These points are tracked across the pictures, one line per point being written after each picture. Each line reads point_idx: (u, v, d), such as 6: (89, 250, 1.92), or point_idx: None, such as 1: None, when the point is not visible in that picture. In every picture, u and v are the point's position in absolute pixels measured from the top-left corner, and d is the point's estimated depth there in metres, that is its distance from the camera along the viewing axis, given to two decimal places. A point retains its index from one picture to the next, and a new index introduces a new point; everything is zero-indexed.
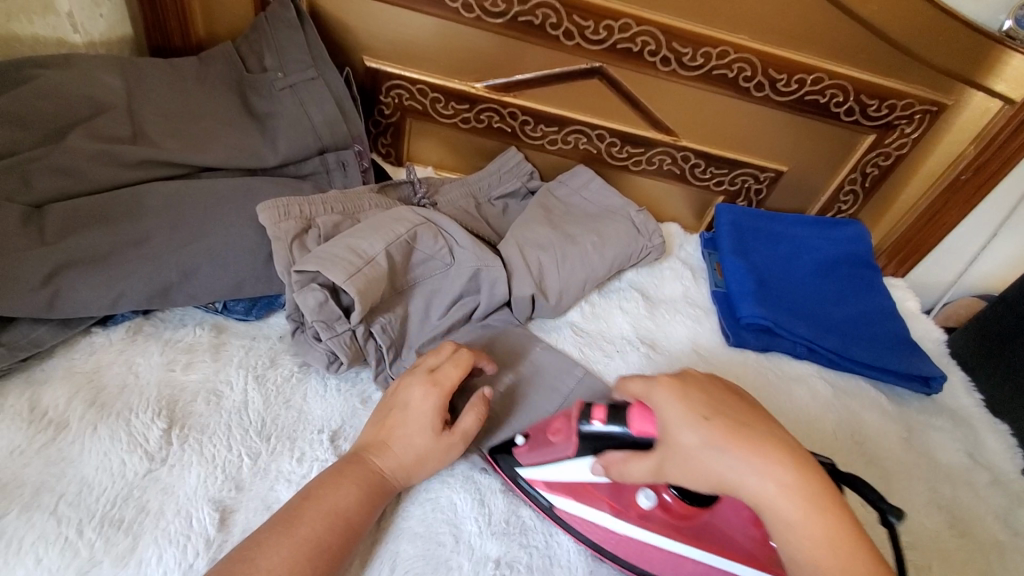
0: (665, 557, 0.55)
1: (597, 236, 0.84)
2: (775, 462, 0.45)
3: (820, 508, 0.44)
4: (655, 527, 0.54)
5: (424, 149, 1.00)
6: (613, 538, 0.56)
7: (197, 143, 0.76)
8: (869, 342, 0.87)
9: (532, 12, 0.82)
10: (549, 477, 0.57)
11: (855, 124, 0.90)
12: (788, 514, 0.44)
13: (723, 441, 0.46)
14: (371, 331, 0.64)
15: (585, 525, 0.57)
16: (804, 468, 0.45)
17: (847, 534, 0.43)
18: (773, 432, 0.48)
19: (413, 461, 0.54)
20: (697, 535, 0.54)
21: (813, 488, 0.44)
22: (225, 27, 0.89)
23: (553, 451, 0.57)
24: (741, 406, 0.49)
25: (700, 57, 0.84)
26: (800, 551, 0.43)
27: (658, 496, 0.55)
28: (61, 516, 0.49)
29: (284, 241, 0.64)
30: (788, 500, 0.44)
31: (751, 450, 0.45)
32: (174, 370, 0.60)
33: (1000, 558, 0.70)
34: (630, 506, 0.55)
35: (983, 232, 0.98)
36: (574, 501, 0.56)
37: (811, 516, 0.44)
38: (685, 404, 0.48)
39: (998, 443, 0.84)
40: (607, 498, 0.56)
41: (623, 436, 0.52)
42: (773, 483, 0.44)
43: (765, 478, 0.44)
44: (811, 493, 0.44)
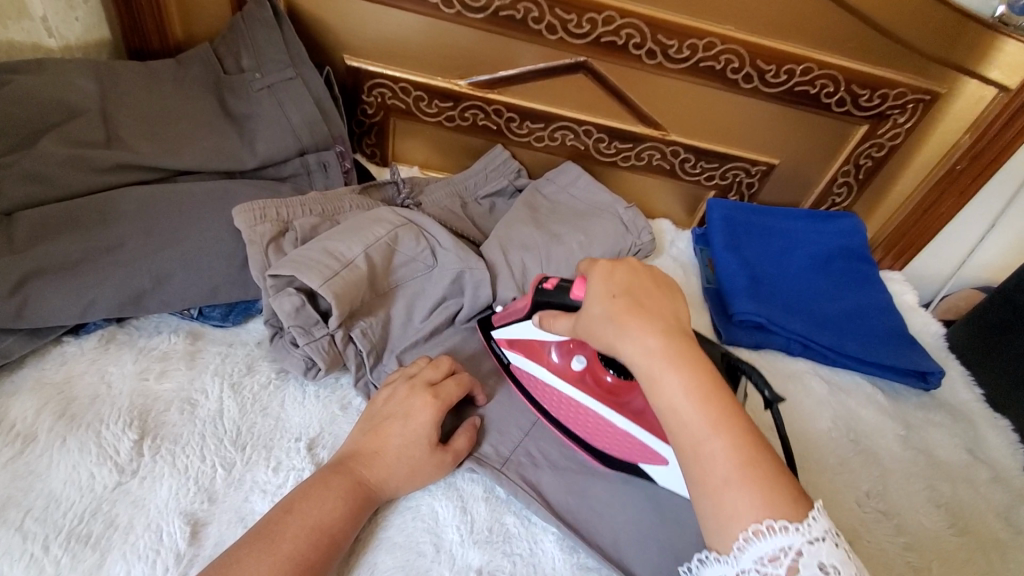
0: (592, 423, 0.61)
1: (584, 234, 0.82)
2: (651, 331, 0.47)
3: (691, 369, 0.46)
4: (585, 388, 0.62)
5: (409, 148, 0.99)
6: (548, 394, 0.64)
7: (173, 146, 0.74)
8: (864, 337, 0.85)
9: (513, 6, 0.80)
10: (512, 337, 0.65)
11: (846, 115, 0.88)
12: (658, 372, 0.46)
13: (618, 314, 0.49)
14: (351, 337, 0.62)
15: (528, 379, 0.65)
16: (685, 342, 0.47)
17: (713, 396, 0.45)
18: (671, 315, 0.50)
19: (406, 474, 0.54)
20: (625, 407, 0.61)
21: (681, 353, 0.46)
22: (204, 28, 0.87)
23: (513, 316, 0.64)
24: (657, 291, 0.51)
25: (687, 49, 0.82)
26: (661, 401, 0.46)
27: (593, 365, 0.63)
28: (27, 532, 0.47)
29: (260, 245, 0.63)
30: (653, 361, 0.46)
31: (638, 320, 0.48)
32: (147, 379, 0.58)
33: (1001, 557, 0.68)
34: (567, 367, 0.63)
35: (981, 222, 0.96)
36: (527, 358, 0.64)
37: (681, 380, 0.45)
38: (603, 283, 0.52)
39: (999, 438, 0.82)
40: (551, 358, 0.64)
41: (563, 300, 0.58)
42: (644, 346, 0.47)
43: (636, 341, 0.47)
44: (683, 360, 0.46)
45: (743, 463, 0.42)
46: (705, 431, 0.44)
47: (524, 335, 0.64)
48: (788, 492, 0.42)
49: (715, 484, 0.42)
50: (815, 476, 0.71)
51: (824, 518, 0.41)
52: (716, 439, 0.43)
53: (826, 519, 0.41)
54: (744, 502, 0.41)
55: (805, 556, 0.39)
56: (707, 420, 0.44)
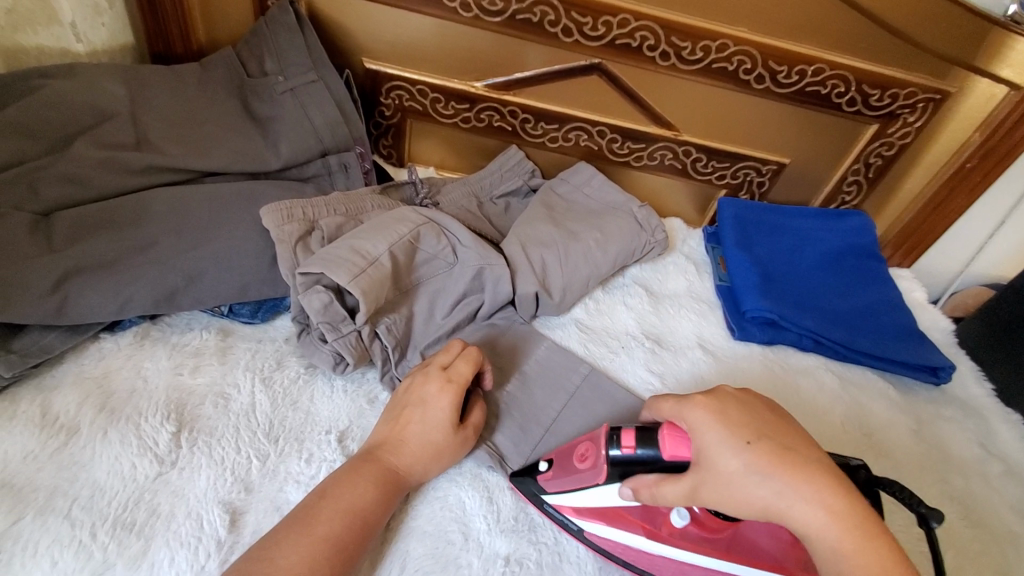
0: (705, 571, 0.54)
1: (599, 233, 0.83)
2: (821, 487, 0.45)
3: (867, 533, 0.44)
4: (693, 546, 0.53)
5: (425, 149, 1.00)
6: (649, 558, 0.54)
7: (200, 148, 0.76)
8: (876, 334, 0.87)
9: (531, 9, 0.82)
10: (578, 506, 0.55)
11: (857, 114, 0.89)
12: (841, 543, 0.43)
13: (766, 466, 0.45)
14: (376, 334, 0.64)
15: (617, 547, 0.55)
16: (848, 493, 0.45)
17: (892, 556, 0.44)
18: (813, 453, 0.47)
19: (427, 455, 0.55)
20: (737, 548, 0.53)
21: (855, 510, 0.44)
22: (226, 32, 0.89)
23: (576, 479, 0.54)
24: (777, 420, 0.49)
25: (700, 51, 0.84)
26: (846, 573, 0.43)
27: (695, 514, 0.53)
28: (74, 520, 0.49)
29: (288, 244, 0.65)
30: (833, 525, 0.44)
31: (801, 476, 0.45)
32: (181, 374, 0.60)
33: (1013, 547, 0.69)
34: (666, 526, 0.53)
35: (991, 220, 0.97)
36: (610, 526, 0.54)
37: (863, 544, 0.43)
38: (728, 427, 0.47)
39: (1010, 433, 0.83)
40: (641, 520, 0.54)
41: (657, 460, 0.50)
42: (821, 510, 0.44)
43: (812, 503, 0.44)
44: (864, 522, 0.44)
45: None
46: None
47: (607, 504, 0.53)
48: None
49: None
50: None
51: None
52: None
53: None
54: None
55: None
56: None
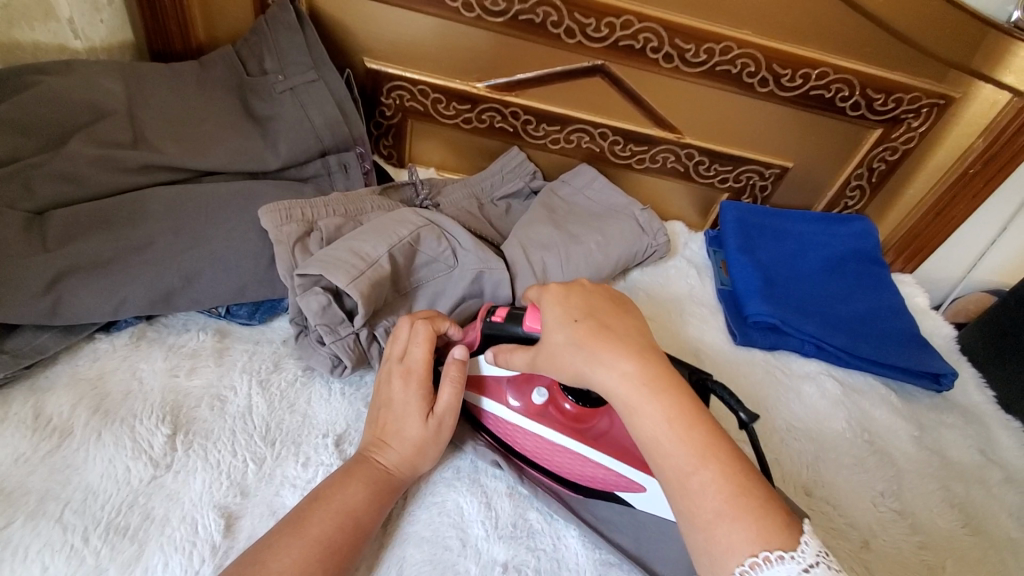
0: (556, 454, 0.58)
1: (600, 236, 0.83)
2: (624, 355, 0.48)
3: (665, 393, 0.46)
4: (547, 423, 0.58)
5: (426, 150, 1.00)
6: (513, 431, 0.60)
7: (198, 147, 0.75)
8: (878, 339, 0.86)
9: (533, 10, 0.81)
10: (464, 375, 0.62)
11: (861, 118, 0.89)
12: (637, 401, 0.46)
13: (584, 338, 0.49)
14: (377, 337, 0.63)
15: (492, 419, 0.61)
16: (657, 364, 0.48)
17: (692, 421, 0.45)
18: (636, 334, 0.51)
19: (414, 453, 0.54)
20: (591, 435, 0.57)
21: (656, 375, 0.47)
22: (226, 31, 0.88)
23: (463, 350, 0.63)
24: (615, 312, 0.53)
25: (704, 53, 0.83)
26: (642, 432, 0.45)
27: (555, 394, 0.59)
28: (66, 524, 0.48)
29: (287, 245, 0.64)
30: (632, 389, 0.46)
31: (610, 345, 0.48)
32: (177, 376, 0.60)
33: (1015, 555, 0.69)
34: (526, 402, 0.59)
35: (992, 226, 0.97)
36: (483, 396, 0.61)
37: (652, 401, 0.45)
38: (560, 307, 0.53)
39: (1011, 440, 0.83)
40: (510, 392, 0.60)
41: (515, 331, 0.57)
42: (618, 372, 0.47)
43: (609, 368, 0.47)
44: (658, 382, 0.46)
45: (731, 489, 0.42)
46: (690, 461, 0.43)
47: (480, 372, 0.61)
48: (776, 514, 0.41)
49: (706, 516, 0.41)
50: (830, 475, 0.72)
51: (817, 541, 0.40)
52: (704, 470, 0.43)
53: (819, 541, 0.40)
54: (739, 535, 0.40)
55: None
56: (692, 448, 0.43)
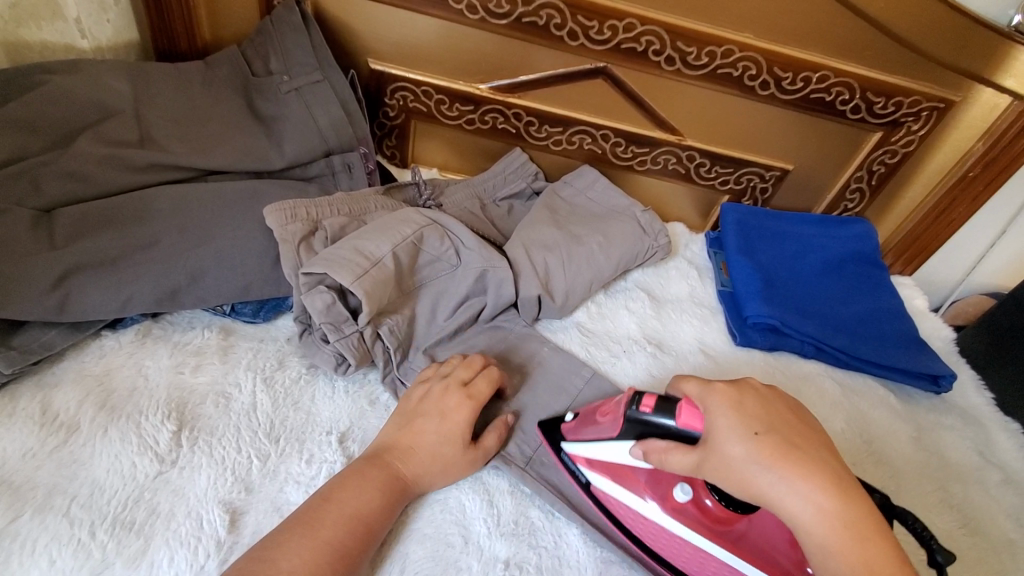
0: (698, 556, 0.54)
1: (602, 237, 0.83)
2: (821, 487, 0.44)
3: (868, 540, 0.43)
4: (690, 523, 0.53)
5: (429, 150, 1.00)
6: (646, 525, 0.56)
7: (204, 146, 0.76)
8: (877, 341, 0.87)
9: (536, 12, 0.82)
10: (590, 456, 0.58)
11: (861, 122, 0.89)
12: (829, 543, 0.43)
13: (768, 456, 0.45)
14: (379, 335, 0.64)
15: (621, 507, 0.57)
16: (853, 501, 0.44)
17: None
18: (826, 458, 0.46)
19: (421, 453, 0.55)
20: (735, 541, 0.53)
21: (857, 519, 0.43)
22: (231, 31, 0.89)
23: (596, 433, 0.57)
24: (799, 425, 0.48)
25: (705, 56, 0.84)
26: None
27: (697, 491, 0.54)
28: (73, 519, 0.49)
29: (292, 244, 0.65)
30: (827, 527, 0.43)
31: (801, 473, 0.44)
32: (182, 372, 0.60)
33: (1012, 556, 0.69)
34: (667, 499, 0.54)
35: (991, 230, 0.98)
36: (615, 483, 0.57)
37: (852, 543, 0.43)
38: (737, 416, 0.47)
39: (1009, 442, 0.83)
40: (645, 484, 0.55)
41: (667, 425, 0.51)
42: (810, 503, 0.44)
43: (807, 501, 0.44)
44: (859, 527, 0.43)
45: None
46: None
47: (610, 458, 0.56)
48: None
49: None
50: None
51: None
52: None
53: None
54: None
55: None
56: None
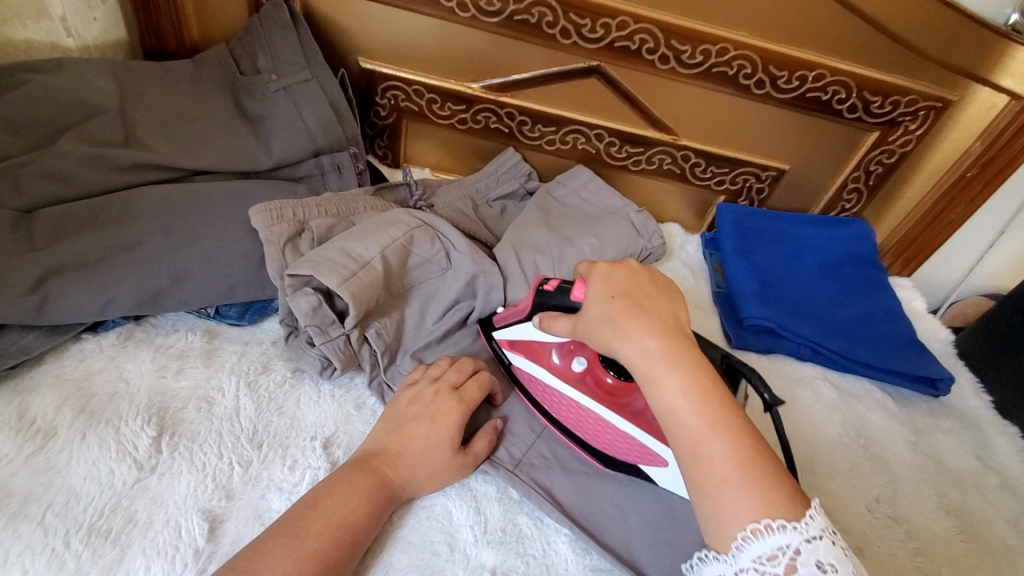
0: (590, 421, 0.62)
1: (595, 238, 0.82)
2: (651, 332, 0.48)
3: (687, 369, 0.47)
4: (583, 389, 0.62)
5: (421, 150, 0.99)
6: (551, 395, 0.64)
7: (190, 146, 0.75)
8: (874, 344, 0.86)
9: (529, 10, 0.81)
10: (512, 339, 0.66)
11: (858, 121, 0.88)
12: (659, 379, 0.47)
13: (618, 314, 0.50)
14: (368, 339, 0.63)
15: (531, 382, 0.65)
16: (684, 343, 0.48)
17: (712, 399, 0.46)
18: (667, 314, 0.51)
19: (406, 457, 0.54)
20: (628, 410, 0.61)
21: (681, 353, 0.47)
22: (220, 29, 0.88)
23: (517, 318, 0.65)
24: (656, 292, 0.53)
25: (700, 54, 0.83)
26: (661, 404, 0.47)
27: (594, 366, 0.63)
28: (47, 527, 0.48)
29: (278, 245, 0.64)
30: (654, 364, 0.47)
31: (640, 323, 0.49)
32: (164, 377, 0.59)
33: (1011, 563, 0.68)
34: (566, 367, 0.64)
35: (989, 231, 0.97)
36: (528, 359, 0.65)
37: (672, 374, 0.46)
38: (600, 285, 0.53)
39: (1008, 445, 0.82)
40: (554, 359, 0.64)
41: (562, 301, 0.58)
42: (644, 344, 0.47)
43: (637, 340, 0.48)
44: (680, 360, 0.47)
45: (740, 459, 0.43)
46: (703, 429, 0.45)
47: (526, 337, 0.65)
48: (785, 488, 0.43)
49: (715, 484, 0.43)
50: (825, 481, 0.71)
51: (820, 513, 0.42)
52: (715, 439, 0.44)
53: (822, 513, 0.42)
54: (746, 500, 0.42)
55: (802, 555, 0.40)
56: (706, 419, 0.45)
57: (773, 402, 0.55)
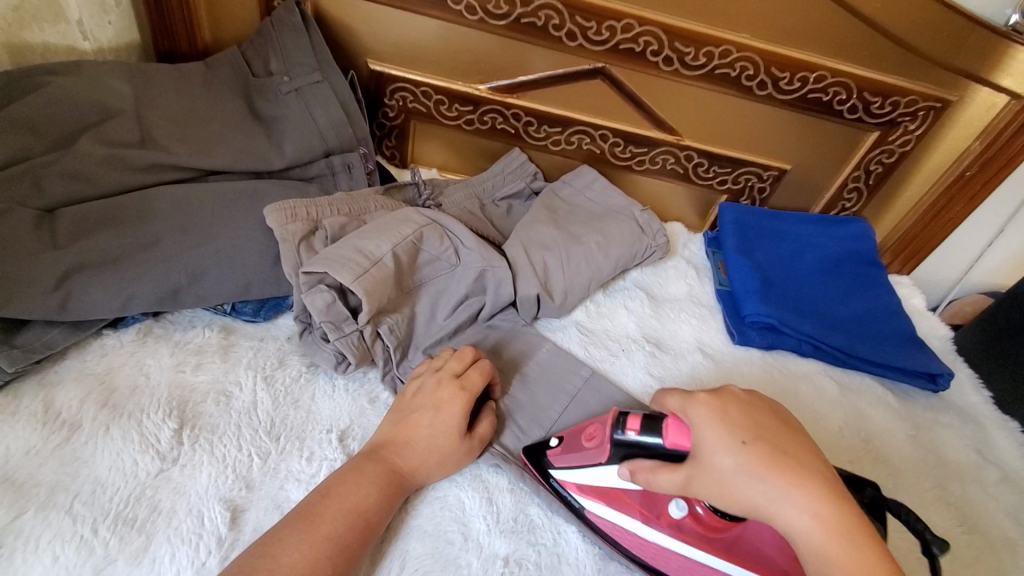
0: (696, 567, 0.54)
1: (601, 236, 0.84)
2: (813, 493, 0.43)
3: (859, 546, 0.42)
4: (688, 540, 0.52)
5: (429, 151, 1.01)
6: (651, 548, 0.54)
7: (204, 147, 0.76)
8: (875, 340, 0.88)
9: (535, 13, 0.82)
10: (580, 483, 0.57)
11: (858, 121, 0.90)
12: (825, 549, 0.42)
13: (760, 465, 0.44)
14: (380, 333, 0.64)
15: (620, 531, 0.56)
16: (848, 508, 0.43)
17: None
18: (817, 465, 0.46)
19: (420, 446, 0.55)
20: (730, 547, 0.52)
21: (850, 523, 0.42)
22: (231, 32, 0.89)
23: (579, 456, 0.56)
24: (789, 435, 0.47)
25: (703, 56, 0.84)
26: None
27: (694, 506, 0.53)
28: (75, 516, 0.49)
29: (293, 244, 0.65)
30: (825, 535, 0.42)
31: (792, 480, 0.44)
32: (183, 371, 0.61)
33: (1010, 554, 0.70)
34: (664, 517, 0.54)
35: (988, 230, 0.98)
36: (610, 507, 0.55)
37: (847, 548, 0.42)
38: (724, 427, 0.46)
39: (1007, 440, 0.84)
40: (640, 505, 0.55)
41: (655, 446, 0.50)
42: (807, 512, 0.43)
43: (802, 511, 0.43)
44: (852, 532, 0.42)
45: None
46: None
47: (608, 483, 0.55)
48: None
49: None
50: None
51: None
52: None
53: None
54: None
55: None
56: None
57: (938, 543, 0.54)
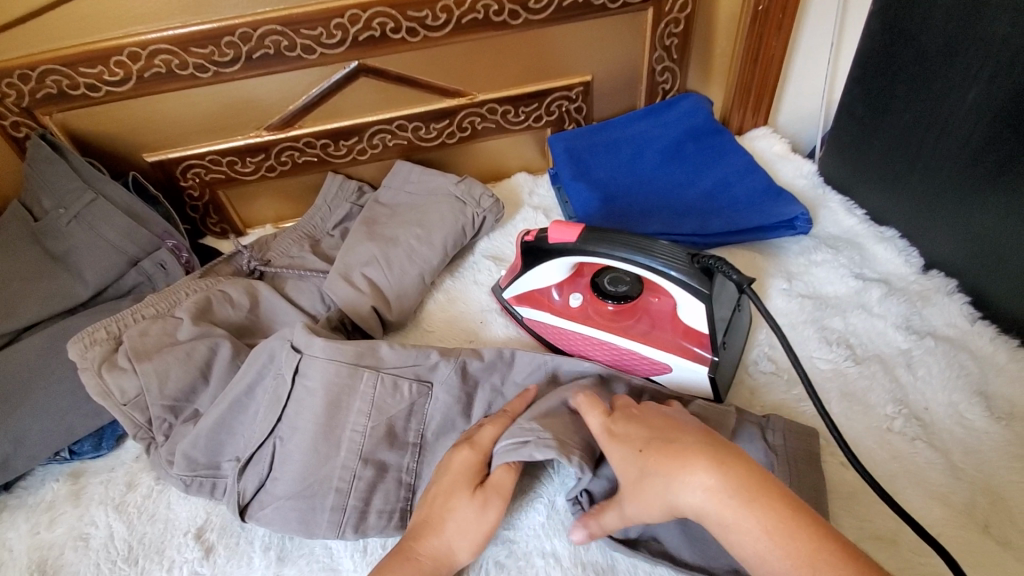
0: (595, 346, 0.70)
1: (420, 228, 0.82)
2: (700, 466, 0.45)
3: (755, 503, 0.43)
4: (586, 319, 0.70)
5: (254, 211, 0.99)
6: (564, 335, 0.72)
7: (7, 307, 0.76)
8: (729, 209, 0.86)
9: (262, 43, 0.79)
10: (516, 295, 0.74)
11: (626, 6, 0.86)
12: (726, 518, 0.43)
13: (653, 464, 0.48)
14: (335, 515, 0.57)
15: (538, 325, 0.73)
16: (742, 469, 0.44)
17: (794, 523, 0.42)
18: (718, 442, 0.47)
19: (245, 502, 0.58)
20: (625, 328, 0.68)
21: (745, 484, 0.44)
22: (8, 184, 0.89)
23: (514, 273, 0.72)
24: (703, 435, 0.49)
25: (441, 13, 0.81)
26: (745, 549, 0.42)
27: (589, 299, 0.71)
28: None
29: (257, 514, 0.59)
30: (720, 502, 0.44)
31: (681, 461, 0.46)
32: (39, 532, 0.62)
33: (908, 368, 0.68)
34: (568, 305, 0.71)
35: (821, 46, 0.94)
36: (532, 307, 0.73)
37: (742, 508, 0.43)
38: (623, 444, 0.52)
39: (887, 251, 0.80)
40: (553, 302, 0.72)
41: (546, 245, 0.66)
42: (702, 486, 0.44)
43: (692, 485, 0.45)
44: (749, 493, 0.43)
45: None
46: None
47: (525, 289, 0.73)
48: None
49: None
50: None
51: None
52: None
53: None
54: None
55: None
56: (799, 562, 0.40)
57: (746, 280, 0.57)
